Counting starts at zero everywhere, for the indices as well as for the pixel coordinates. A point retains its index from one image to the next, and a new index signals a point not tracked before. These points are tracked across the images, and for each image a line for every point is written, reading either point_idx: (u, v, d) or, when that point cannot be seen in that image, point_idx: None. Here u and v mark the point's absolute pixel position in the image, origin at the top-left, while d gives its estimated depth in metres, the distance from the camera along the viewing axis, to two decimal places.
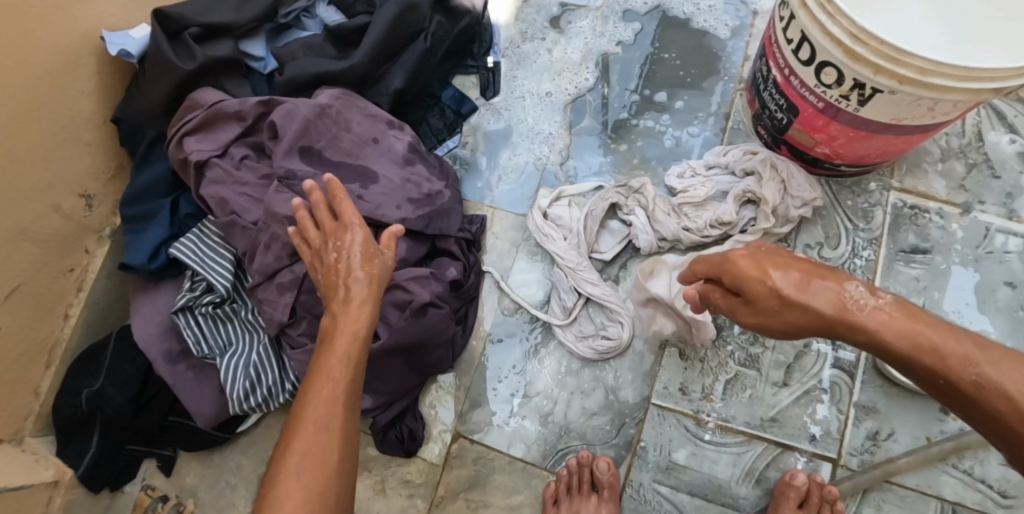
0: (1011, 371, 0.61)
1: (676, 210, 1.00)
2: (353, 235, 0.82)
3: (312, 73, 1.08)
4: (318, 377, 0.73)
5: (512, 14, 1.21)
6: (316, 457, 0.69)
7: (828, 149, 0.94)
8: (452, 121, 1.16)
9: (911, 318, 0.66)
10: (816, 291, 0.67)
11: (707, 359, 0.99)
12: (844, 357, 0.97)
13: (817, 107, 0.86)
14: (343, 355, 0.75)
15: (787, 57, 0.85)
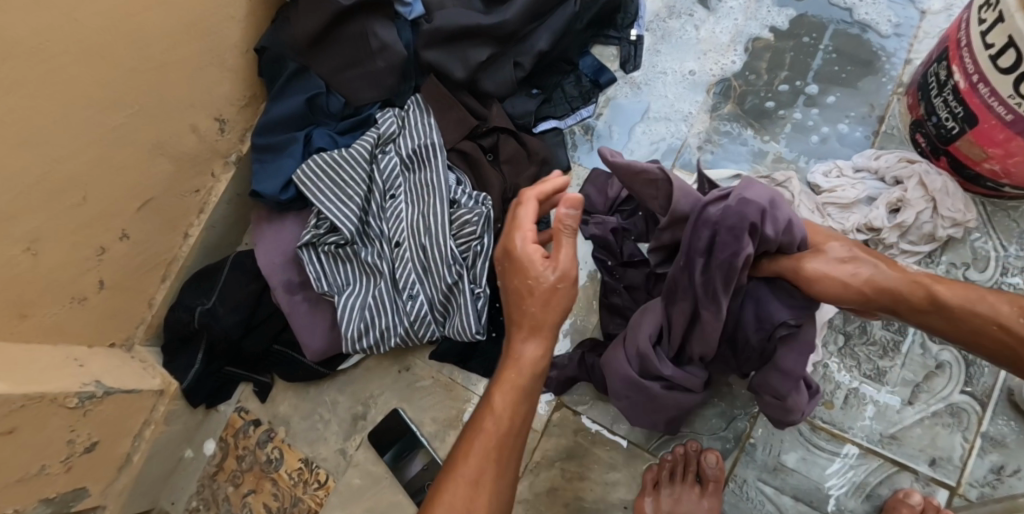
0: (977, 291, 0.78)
1: (820, 208, 0.97)
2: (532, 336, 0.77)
3: (460, 24, 1.06)
4: (467, 446, 0.74)
5: None
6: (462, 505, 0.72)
7: (998, 167, 0.88)
8: (587, 90, 1.14)
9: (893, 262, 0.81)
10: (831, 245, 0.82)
11: (831, 365, 0.95)
12: (977, 385, 0.93)
13: (1003, 119, 0.82)
14: (496, 411, 0.76)
15: (980, 63, 0.82)
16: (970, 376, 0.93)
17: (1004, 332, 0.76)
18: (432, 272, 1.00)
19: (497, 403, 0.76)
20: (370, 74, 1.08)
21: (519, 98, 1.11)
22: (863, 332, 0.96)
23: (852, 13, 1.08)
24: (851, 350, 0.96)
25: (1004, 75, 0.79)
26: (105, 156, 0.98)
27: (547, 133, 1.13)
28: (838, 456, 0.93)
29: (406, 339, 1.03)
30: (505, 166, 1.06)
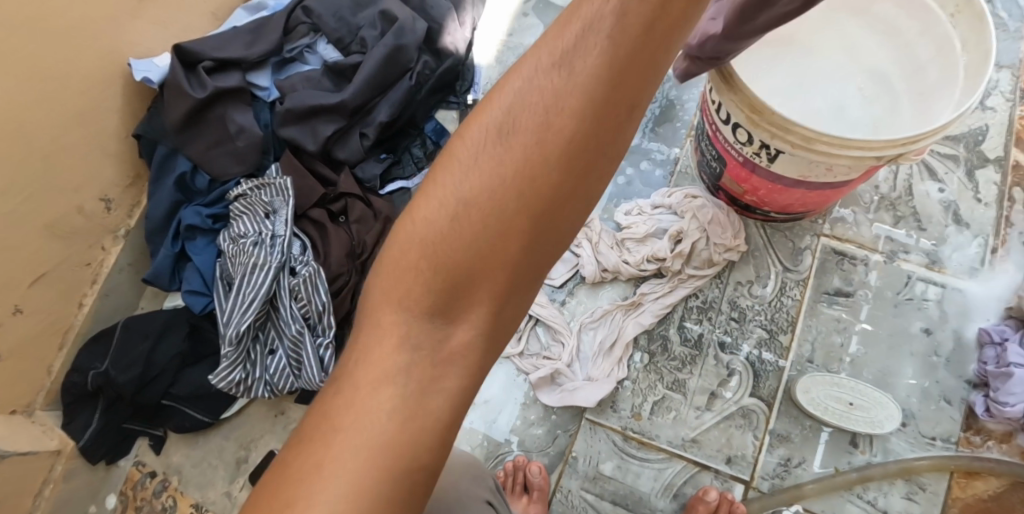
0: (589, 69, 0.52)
1: (619, 244, 1.11)
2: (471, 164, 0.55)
3: (308, 105, 1.22)
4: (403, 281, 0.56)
5: (494, 57, 1.34)
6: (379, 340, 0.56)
7: (756, 199, 1.04)
8: (431, 152, 1.29)
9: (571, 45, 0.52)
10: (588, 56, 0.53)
11: (639, 380, 1.08)
12: (764, 387, 1.05)
13: (739, 160, 0.97)
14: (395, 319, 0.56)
15: (714, 116, 0.96)
16: (757, 379, 1.06)
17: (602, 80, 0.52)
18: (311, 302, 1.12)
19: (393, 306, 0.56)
20: (233, 152, 1.22)
21: (370, 164, 1.26)
22: (664, 349, 1.08)
23: None
24: (656, 365, 1.08)
25: (725, 124, 0.93)
26: None
27: (395, 192, 1.26)
28: (647, 461, 1.05)
29: (270, 390, 1.15)
30: (353, 225, 1.20)
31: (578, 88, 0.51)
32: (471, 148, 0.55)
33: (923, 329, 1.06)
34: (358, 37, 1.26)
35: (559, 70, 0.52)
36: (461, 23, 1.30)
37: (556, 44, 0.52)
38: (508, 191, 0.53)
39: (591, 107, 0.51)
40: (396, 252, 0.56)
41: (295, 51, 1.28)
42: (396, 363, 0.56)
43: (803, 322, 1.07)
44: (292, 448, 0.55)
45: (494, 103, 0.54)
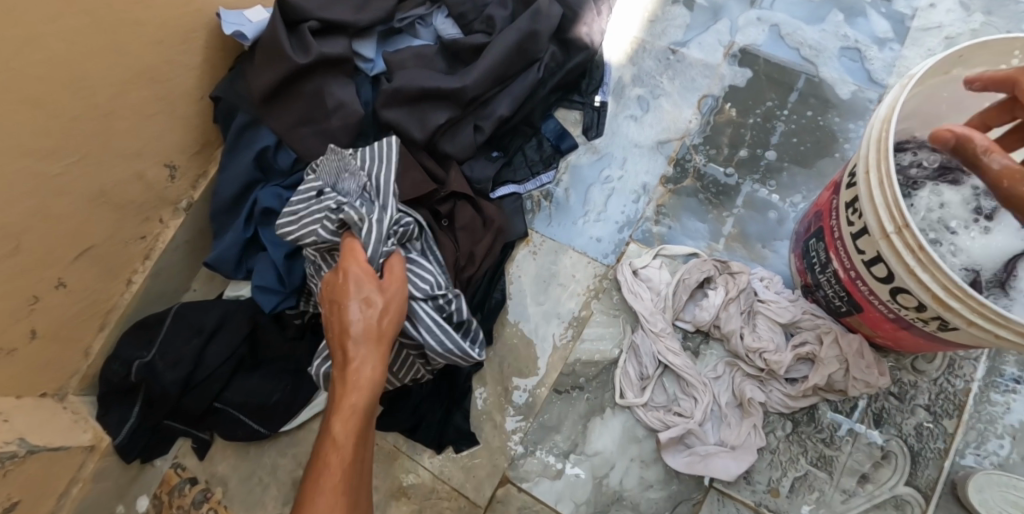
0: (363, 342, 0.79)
1: (750, 314, 0.96)
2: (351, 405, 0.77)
3: (420, 87, 1.05)
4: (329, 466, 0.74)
5: (627, 54, 1.18)
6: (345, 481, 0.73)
7: (888, 341, 0.87)
8: (548, 155, 1.13)
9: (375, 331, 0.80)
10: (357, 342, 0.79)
11: (779, 451, 0.94)
12: (921, 476, 0.93)
13: (888, 315, 0.80)
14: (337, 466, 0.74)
15: (854, 259, 0.80)
16: (915, 467, 0.93)
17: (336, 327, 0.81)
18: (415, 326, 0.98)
19: (336, 435, 0.76)
20: (326, 130, 1.06)
21: (478, 161, 1.10)
22: (812, 417, 0.95)
23: (815, 70, 1.12)
24: (800, 436, 0.95)
25: (877, 281, 0.77)
26: (48, 205, 0.95)
27: (505, 197, 1.10)
28: None
29: None
30: (458, 233, 1.04)
31: (374, 387, 0.78)
32: (332, 434, 0.76)
33: None
34: (484, 15, 1.10)
35: (348, 420, 0.76)
36: (599, 12, 1.15)
37: (345, 349, 0.79)
38: (329, 473, 0.74)
39: (366, 416, 0.78)
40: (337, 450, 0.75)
41: (406, 22, 1.12)
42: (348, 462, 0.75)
43: (973, 408, 0.94)
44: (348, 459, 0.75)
45: (347, 389, 0.77)
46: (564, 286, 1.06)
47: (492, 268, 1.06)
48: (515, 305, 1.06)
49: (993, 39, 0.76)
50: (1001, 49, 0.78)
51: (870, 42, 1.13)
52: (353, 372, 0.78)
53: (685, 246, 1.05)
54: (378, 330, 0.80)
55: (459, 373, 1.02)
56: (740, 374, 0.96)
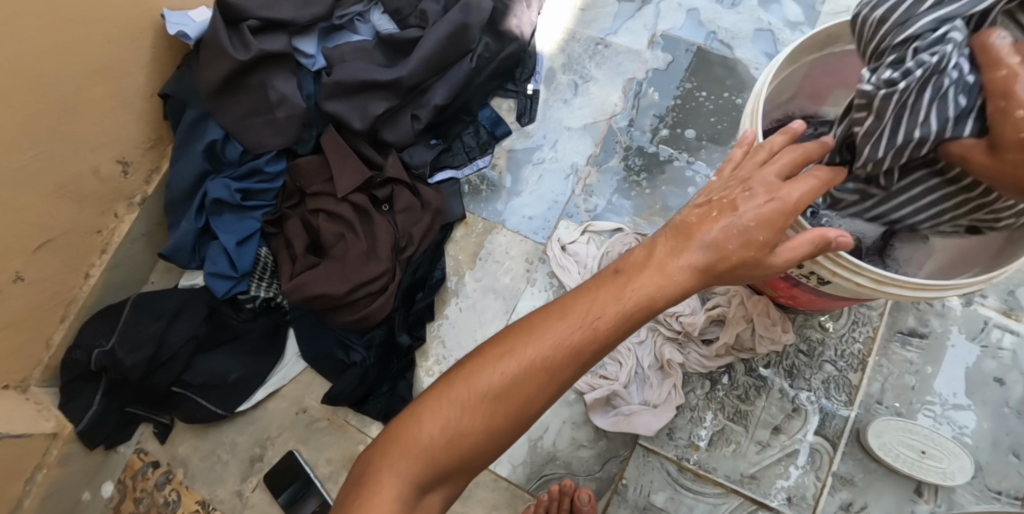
0: (648, 276, 0.67)
1: None
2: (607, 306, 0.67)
3: (359, 79, 1.11)
4: (558, 316, 0.68)
5: (558, 44, 1.25)
6: (570, 336, 0.67)
7: (789, 299, 0.93)
8: (484, 141, 1.19)
9: (722, 253, 0.66)
10: (637, 280, 0.67)
11: (699, 409, 1.02)
12: (829, 426, 1.00)
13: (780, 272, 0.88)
14: (575, 327, 0.68)
15: None
16: (824, 417, 1.01)
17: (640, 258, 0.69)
18: (360, 303, 1.04)
19: (570, 321, 0.68)
20: (270, 121, 1.11)
21: (417, 149, 1.16)
22: (728, 376, 1.03)
23: (731, 52, 1.20)
24: (718, 393, 1.02)
25: None
26: (5, 199, 0.99)
27: (444, 182, 1.16)
28: (701, 495, 0.99)
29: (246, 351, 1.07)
30: (398, 216, 1.10)
31: (659, 293, 0.67)
32: (548, 337, 0.68)
33: (995, 378, 1.01)
34: (418, 10, 1.16)
35: (593, 314, 0.67)
36: (529, 5, 1.21)
37: (687, 236, 0.67)
38: (547, 360, 0.67)
39: (623, 326, 0.67)
40: (537, 335, 0.68)
41: (345, 18, 1.18)
42: (568, 334, 0.68)
43: (874, 361, 1.02)
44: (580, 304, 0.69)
45: (580, 301, 0.69)
46: (500, 263, 1.12)
47: (432, 246, 1.12)
48: (454, 282, 1.13)
49: None
50: None
51: (784, 25, 1.20)
52: (643, 280, 0.67)
53: (611, 222, 1.11)
54: (761, 249, 0.65)
55: (400, 346, 1.06)
56: (659, 337, 1.03)
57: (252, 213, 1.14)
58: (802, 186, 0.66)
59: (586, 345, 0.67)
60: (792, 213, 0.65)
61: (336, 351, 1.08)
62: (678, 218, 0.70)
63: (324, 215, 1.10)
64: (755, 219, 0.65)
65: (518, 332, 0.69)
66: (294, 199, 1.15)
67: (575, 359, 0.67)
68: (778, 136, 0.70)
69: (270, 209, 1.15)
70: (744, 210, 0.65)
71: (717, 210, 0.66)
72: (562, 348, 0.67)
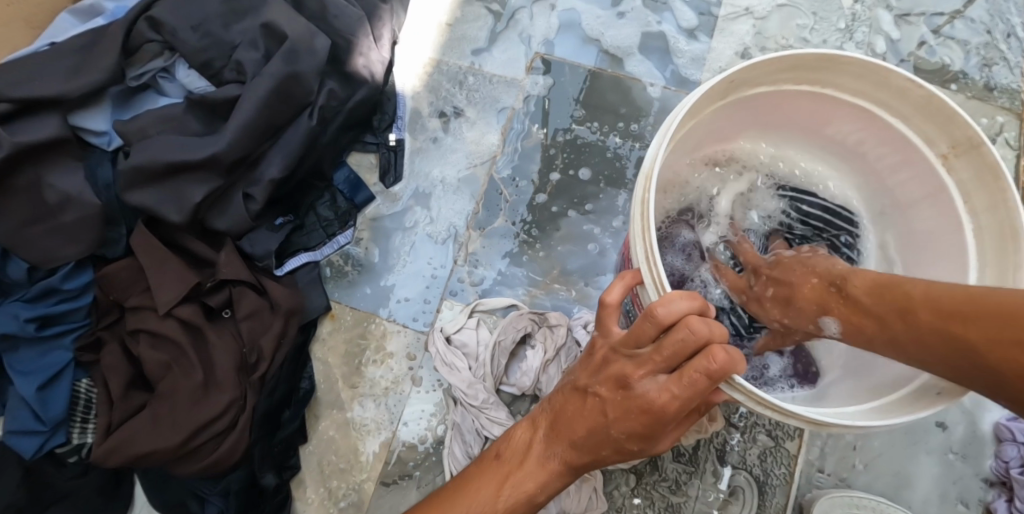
0: (576, 419, 0.61)
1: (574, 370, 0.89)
2: (530, 469, 0.63)
3: (163, 162, 0.89)
4: (473, 485, 0.63)
5: (420, 79, 1.04)
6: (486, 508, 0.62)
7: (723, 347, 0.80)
8: (344, 212, 0.99)
9: (645, 416, 0.56)
10: (570, 420, 0.62)
11: (626, 508, 0.89)
12: (770, 506, 0.89)
13: None
14: (491, 496, 0.62)
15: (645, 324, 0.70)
16: (763, 497, 0.89)
17: (572, 402, 0.62)
18: (207, 446, 0.85)
19: (485, 491, 0.63)
20: (58, 230, 0.88)
21: (260, 234, 0.94)
22: (653, 466, 0.90)
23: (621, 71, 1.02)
24: (643, 487, 0.89)
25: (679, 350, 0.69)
26: None
27: (297, 269, 0.96)
28: None
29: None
30: (242, 324, 0.90)
31: (541, 489, 0.63)
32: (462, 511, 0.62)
33: (938, 424, 0.92)
34: (232, 61, 0.93)
35: (510, 479, 0.63)
36: (376, 39, 0.99)
37: (567, 421, 0.62)
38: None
39: None
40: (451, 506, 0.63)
41: (144, 78, 0.93)
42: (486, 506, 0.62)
43: (811, 425, 0.91)
44: (500, 467, 0.64)
45: (464, 492, 0.64)
46: (377, 361, 0.95)
47: (290, 355, 0.92)
48: (326, 391, 0.95)
49: (764, 63, 0.69)
50: (782, 66, 0.70)
51: (677, 34, 1.03)
52: (525, 472, 0.63)
53: (503, 297, 0.95)
54: (671, 409, 0.55)
55: (265, 488, 0.89)
56: None
57: (60, 341, 0.91)
58: (702, 364, 0.54)
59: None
60: (689, 401, 0.55)
61: (189, 501, 0.89)
62: (558, 394, 0.64)
63: (146, 337, 0.89)
64: (674, 383, 0.55)
65: (436, 495, 0.65)
66: (111, 316, 0.93)
67: None
68: (677, 301, 0.56)
69: (83, 330, 0.92)
70: (632, 395, 0.57)
71: (599, 392, 0.60)
72: None
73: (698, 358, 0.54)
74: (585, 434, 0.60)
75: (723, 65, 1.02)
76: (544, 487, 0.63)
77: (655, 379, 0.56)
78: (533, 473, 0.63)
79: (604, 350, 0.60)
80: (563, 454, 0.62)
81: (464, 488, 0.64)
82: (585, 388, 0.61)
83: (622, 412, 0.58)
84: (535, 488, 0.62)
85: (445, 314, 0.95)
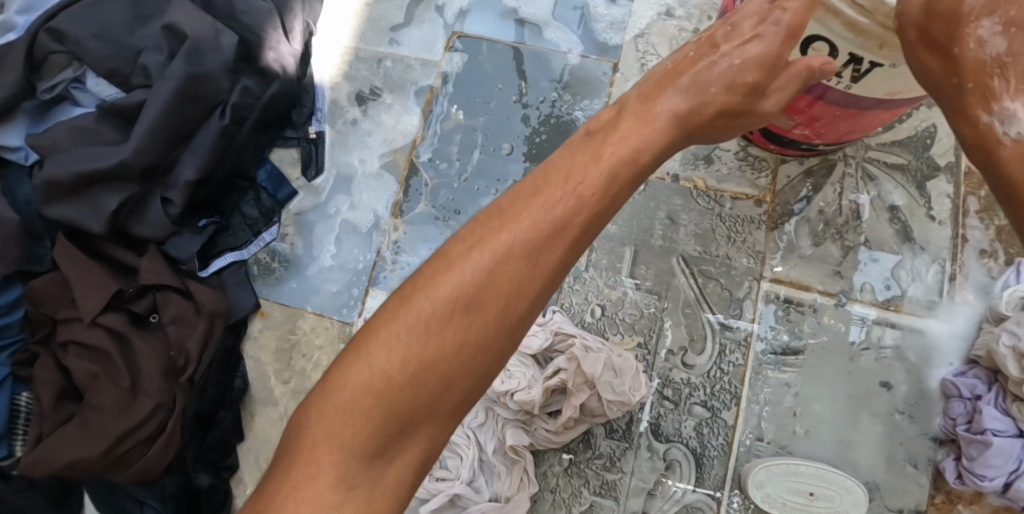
0: (532, 203, 0.58)
1: None
2: (496, 255, 0.56)
3: (75, 172, 0.89)
4: (445, 277, 0.56)
5: (339, 70, 1.03)
6: (464, 304, 0.55)
7: (809, 131, 0.83)
8: (268, 209, 0.98)
9: (625, 181, 0.62)
10: (526, 214, 0.58)
11: (560, 488, 0.88)
12: (709, 479, 0.87)
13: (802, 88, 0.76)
14: (456, 301, 0.55)
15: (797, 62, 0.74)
16: (701, 469, 0.87)
17: (552, 212, 0.58)
18: (138, 450, 0.86)
19: (449, 295, 0.56)
20: None
21: (182, 237, 0.94)
22: (586, 444, 0.88)
23: (541, 43, 0.99)
24: (577, 467, 0.88)
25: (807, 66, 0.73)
26: None
27: (223, 270, 0.95)
28: None
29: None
30: (169, 330, 0.91)
31: (534, 271, 0.57)
32: (414, 320, 0.55)
33: (883, 384, 0.89)
34: (138, 66, 0.93)
35: (484, 260, 0.56)
36: (287, 32, 0.98)
37: (515, 208, 0.58)
38: (431, 340, 0.55)
39: (502, 320, 0.56)
40: (413, 311, 0.55)
41: (56, 90, 0.94)
42: (449, 303, 0.55)
43: (748, 393, 0.89)
44: (444, 270, 0.56)
45: (444, 276, 0.56)
46: (308, 356, 0.95)
47: (218, 358, 0.92)
48: (260, 388, 0.95)
49: None
50: None
51: None
52: (505, 237, 0.57)
53: None
54: (643, 163, 0.63)
55: (199, 489, 0.89)
56: (495, 420, 0.88)
57: None
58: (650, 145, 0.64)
59: (491, 306, 0.56)
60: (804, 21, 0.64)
61: (129, 506, 0.90)
62: (507, 195, 0.60)
63: (74, 348, 0.89)
64: (677, 124, 0.65)
65: (381, 313, 0.56)
66: (44, 329, 0.93)
67: (473, 332, 0.55)
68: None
69: (18, 345, 0.93)
70: (595, 162, 0.61)
71: (581, 183, 0.59)
72: (462, 315, 0.55)
73: (668, 116, 0.65)
74: (557, 217, 0.58)
75: (644, 27, 0.99)
76: (532, 266, 0.57)
77: (670, 107, 0.65)
78: (505, 266, 0.56)
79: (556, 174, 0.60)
80: (546, 234, 0.57)
81: (418, 295, 0.56)
82: (572, 217, 0.58)
83: (582, 199, 0.59)
84: (510, 301, 0.56)
85: (370, 303, 0.94)
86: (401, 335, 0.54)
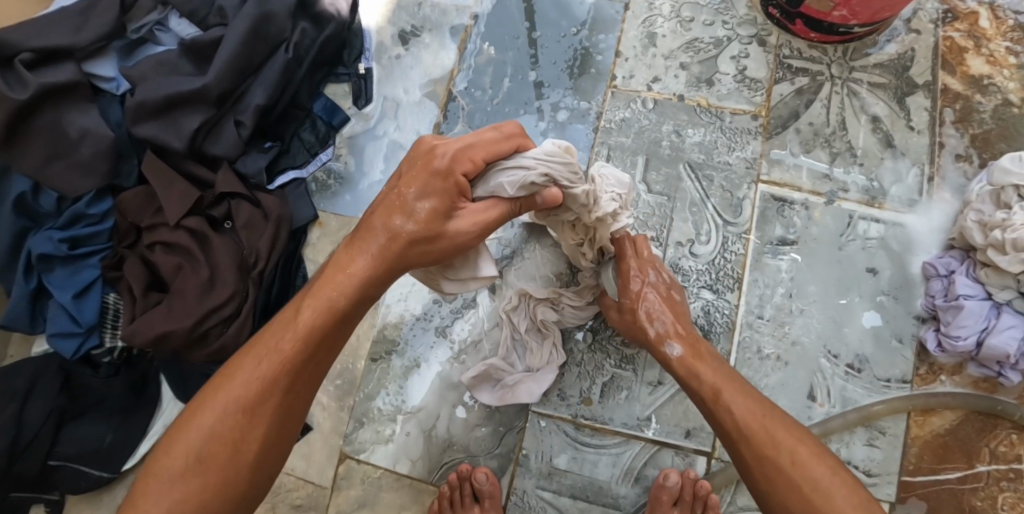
0: (338, 284, 0.79)
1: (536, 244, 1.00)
2: (353, 273, 0.79)
3: (162, 95, 1.04)
4: (264, 344, 0.78)
5: (384, 16, 1.17)
6: (231, 405, 0.76)
7: (846, 12, 1.00)
8: (324, 134, 1.12)
9: (425, 236, 0.78)
10: (339, 280, 0.79)
11: (584, 363, 1.00)
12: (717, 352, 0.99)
13: None
14: (254, 377, 0.77)
15: None
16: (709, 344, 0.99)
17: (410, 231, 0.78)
18: (217, 331, 0.99)
19: (227, 398, 0.76)
20: (78, 161, 1.03)
21: (251, 156, 1.08)
22: (608, 325, 1.00)
23: None
24: (599, 344, 1.00)
25: None
26: None
27: (286, 185, 1.10)
28: (601, 448, 0.97)
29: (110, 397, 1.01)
30: (241, 232, 1.04)
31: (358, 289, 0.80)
32: (219, 404, 0.76)
33: (869, 270, 1.01)
34: (215, 8, 1.08)
35: (269, 354, 0.78)
36: None
37: (374, 231, 0.79)
38: (261, 404, 0.76)
39: (248, 408, 0.76)
40: (213, 405, 0.76)
41: (142, 30, 1.09)
42: (223, 408, 0.76)
43: (747, 279, 1.01)
44: (268, 363, 0.77)
45: (315, 298, 0.79)
46: None
47: (284, 258, 1.05)
48: None
49: None
50: None
51: None
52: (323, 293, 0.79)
53: None
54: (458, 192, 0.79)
55: None
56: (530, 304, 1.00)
57: (88, 260, 1.05)
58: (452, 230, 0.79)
59: (239, 415, 0.76)
60: None
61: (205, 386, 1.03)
62: (348, 253, 0.80)
63: (160, 247, 1.04)
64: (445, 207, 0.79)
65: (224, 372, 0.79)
66: (130, 237, 1.07)
67: (226, 440, 0.76)
68: None
69: (106, 252, 1.06)
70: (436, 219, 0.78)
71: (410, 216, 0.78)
72: (225, 429, 0.75)
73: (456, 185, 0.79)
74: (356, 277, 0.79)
75: None
76: (277, 388, 0.77)
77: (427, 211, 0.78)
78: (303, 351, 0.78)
79: (400, 188, 0.79)
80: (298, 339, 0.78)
81: (242, 385, 0.77)
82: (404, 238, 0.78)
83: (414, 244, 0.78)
84: (282, 386, 0.77)
85: None
86: (211, 418, 0.76)
